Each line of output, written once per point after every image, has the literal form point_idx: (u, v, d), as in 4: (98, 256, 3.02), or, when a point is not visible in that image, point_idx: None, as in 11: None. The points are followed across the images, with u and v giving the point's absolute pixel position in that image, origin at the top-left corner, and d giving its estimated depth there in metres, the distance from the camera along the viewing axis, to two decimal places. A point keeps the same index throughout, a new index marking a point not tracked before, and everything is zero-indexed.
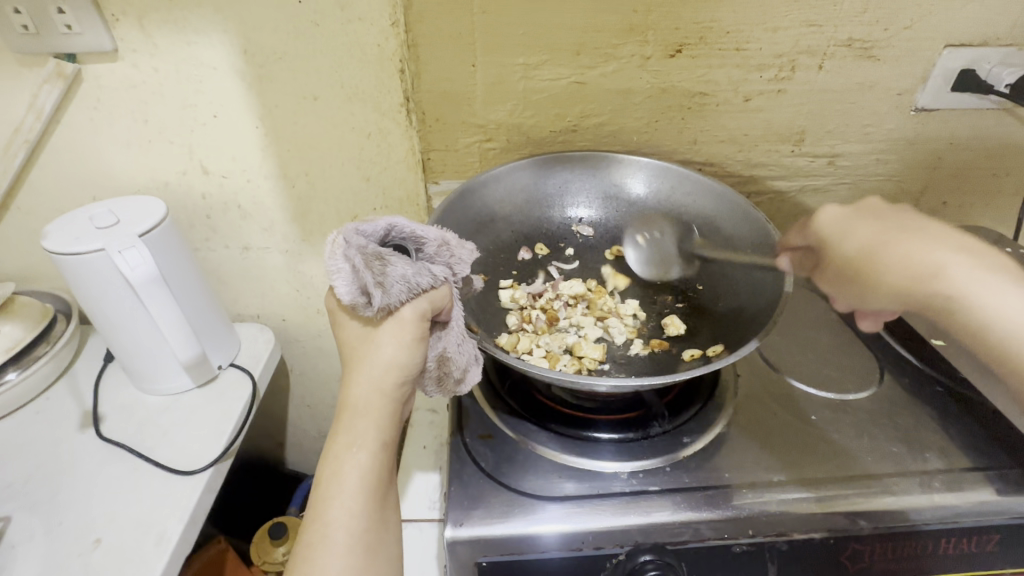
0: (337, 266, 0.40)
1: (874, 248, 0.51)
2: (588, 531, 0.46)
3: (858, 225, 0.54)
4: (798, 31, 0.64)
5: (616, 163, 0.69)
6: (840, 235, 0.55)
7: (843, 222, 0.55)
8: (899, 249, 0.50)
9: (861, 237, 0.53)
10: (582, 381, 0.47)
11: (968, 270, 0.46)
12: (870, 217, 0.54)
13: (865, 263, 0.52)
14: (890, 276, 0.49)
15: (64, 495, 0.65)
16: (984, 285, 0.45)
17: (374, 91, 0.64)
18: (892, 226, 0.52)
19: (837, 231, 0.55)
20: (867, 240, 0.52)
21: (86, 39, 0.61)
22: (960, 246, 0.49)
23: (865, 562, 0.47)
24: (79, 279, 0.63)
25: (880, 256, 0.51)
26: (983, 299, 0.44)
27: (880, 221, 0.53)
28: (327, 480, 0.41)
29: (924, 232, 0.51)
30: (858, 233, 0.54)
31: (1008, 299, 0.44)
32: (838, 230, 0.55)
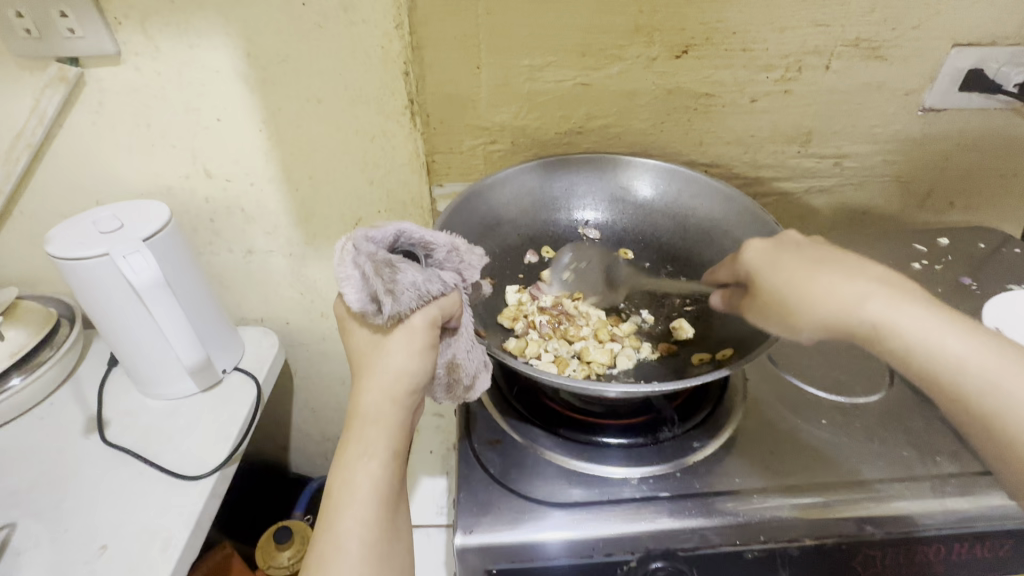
0: (346, 273, 0.40)
1: (791, 280, 0.45)
2: (599, 538, 0.45)
3: (778, 256, 0.47)
4: (805, 32, 0.64)
5: (623, 165, 0.69)
6: (760, 268, 0.48)
7: (766, 252, 0.48)
8: (822, 284, 0.44)
9: (775, 270, 0.47)
10: (592, 388, 0.46)
11: (894, 300, 0.43)
12: (788, 246, 0.48)
13: (792, 301, 0.45)
14: (820, 311, 0.43)
15: (69, 501, 0.65)
16: (913, 314, 0.42)
17: (379, 94, 0.64)
18: (809, 254, 0.46)
19: (760, 265, 0.48)
20: (788, 274, 0.46)
21: (89, 42, 0.61)
22: (875, 272, 0.45)
23: (876, 567, 0.47)
24: (82, 283, 0.63)
25: (803, 290, 0.45)
26: (906, 333, 0.42)
27: (796, 252, 0.47)
28: (338, 488, 0.41)
29: (839, 264, 0.45)
30: (782, 262, 0.47)
31: (938, 331, 0.41)
32: (760, 263, 0.48)
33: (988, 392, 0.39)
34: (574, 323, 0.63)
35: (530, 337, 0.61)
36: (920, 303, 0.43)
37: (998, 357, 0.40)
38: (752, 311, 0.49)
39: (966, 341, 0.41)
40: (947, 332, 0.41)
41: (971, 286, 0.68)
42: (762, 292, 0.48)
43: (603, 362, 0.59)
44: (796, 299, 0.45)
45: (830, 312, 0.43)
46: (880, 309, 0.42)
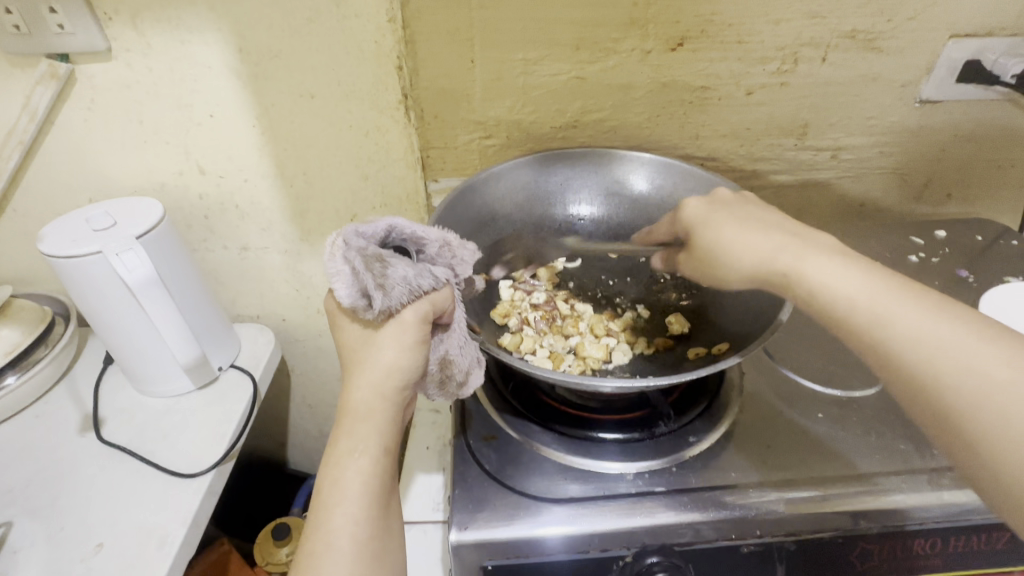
0: (336, 268, 0.39)
1: (715, 236, 0.49)
2: (595, 533, 0.45)
3: (709, 210, 0.52)
4: (801, 23, 0.64)
5: (618, 159, 0.69)
6: (691, 219, 0.53)
7: (701, 210, 0.52)
8: (733, 231, 0.49)
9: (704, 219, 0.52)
10: (586, 382, 0.46)
11: (804, 252, 0.45)
12: (723, 206, 0.52)
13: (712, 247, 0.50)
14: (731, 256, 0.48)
15: (64, 501, 0.65)
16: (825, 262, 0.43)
17: (371, 88, 0.64)
18: (741, 207, 0.51)
19: (693, 217, 0.53)
20: (710, 224, 0.50)
21: (79, 38, 0.60)
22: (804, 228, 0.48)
23: (874, 560, 0.47)
24: (74, 281, 0.63)
25: (720, 237, 0.49)
26: (818, 281, 0.43)
27: (730, 206, 0.52)
28: (328, 486, 0.40)
29: (774, 218, 0.50)
30: (712, 218, 0.51)
31: (852, 278, 0.42)
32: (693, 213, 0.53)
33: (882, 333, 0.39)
34: (568, 319, 0.63)
35: (525, 331, 0.61)
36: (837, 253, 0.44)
37: (909, 305, 0.39)
38: (689, 264, 0.52)
39: (884, 286, 0.41)
40: (861, 277, 0.42)
41: (969, 278, 0.68)
42: (693, 242, 0.52)
43: (597, 358, 0.59)
44: (713, 247, 0.49)
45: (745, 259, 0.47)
46: (787, 254, 0.45)
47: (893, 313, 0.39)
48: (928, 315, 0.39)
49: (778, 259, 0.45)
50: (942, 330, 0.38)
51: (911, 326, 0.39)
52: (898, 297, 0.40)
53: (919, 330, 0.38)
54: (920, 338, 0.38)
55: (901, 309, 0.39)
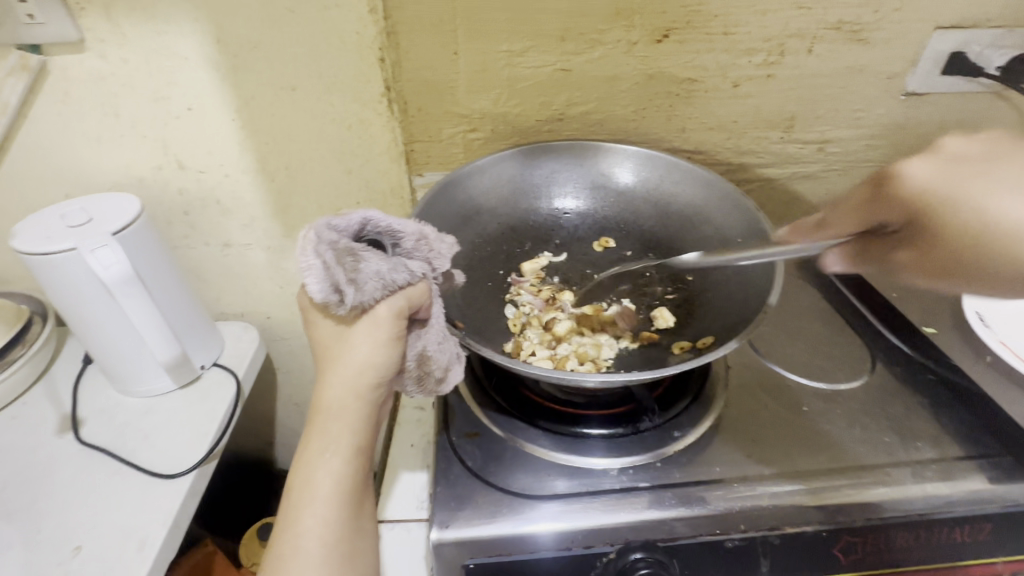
0: (308, 262, 0.38)
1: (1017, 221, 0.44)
2: (577, 530, 0.45)
3: (953, 177, 0.48)
4: (788, 14, 0.63)
5: (603, 152, 0.68)
6: (938, 194, 0.48)
7: (943, 185, 0.48)
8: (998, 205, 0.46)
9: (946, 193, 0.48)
10: (568, 377, 0.45)
11: None
12: (965, 165, 0.48)
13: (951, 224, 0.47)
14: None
15: (41, 503, 0.63)
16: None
17: (354, 81, 0.62)
18: (965, 167, 0.48)
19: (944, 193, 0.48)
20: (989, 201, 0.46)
21: (50, 29, 0.58)
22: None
23: (858, 554, 0.47)
24: (49, 278, 0.61)
25: (985, 211, 0.46)
26: None
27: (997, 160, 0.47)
28: (300, 486, 0.40)
29: (1006, 171, 0.46)
30: (956, 189, 0.47)
31: None
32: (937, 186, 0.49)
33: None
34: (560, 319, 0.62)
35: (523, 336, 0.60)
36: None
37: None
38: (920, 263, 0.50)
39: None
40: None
41: None
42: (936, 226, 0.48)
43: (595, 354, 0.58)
44: (992, 226, 0.45)
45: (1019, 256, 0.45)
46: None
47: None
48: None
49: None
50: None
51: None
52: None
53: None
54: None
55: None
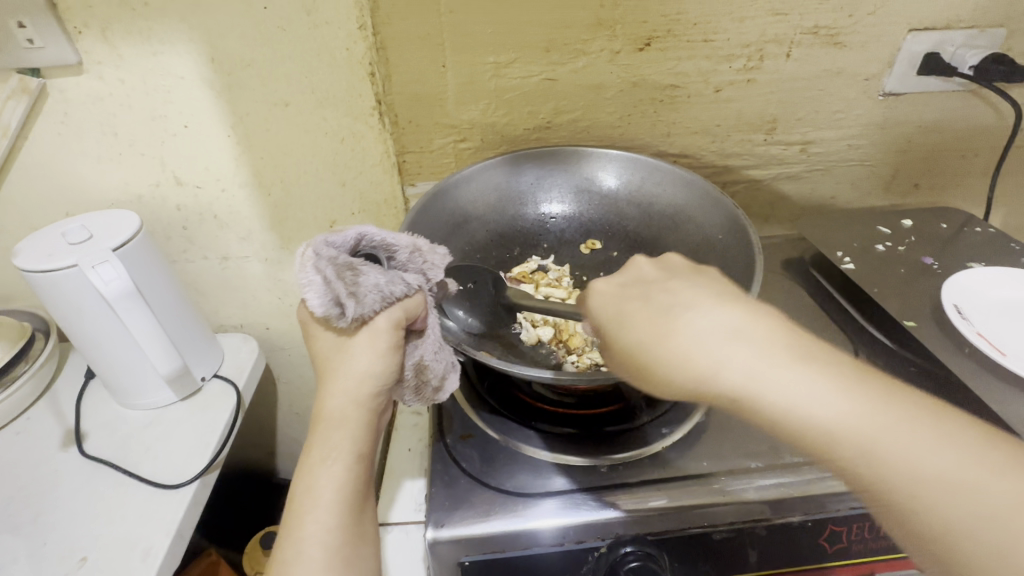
0: (308, 278, 0.39)
1: (645, 333, 0.38)
2: (570, 526, 0.46)
3: (617, 302, 0.41)
4: (764, 21, 0.65)
5: (586, 157, 0.70)
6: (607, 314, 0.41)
7: (615, 305, 0.41)
8: (675, 342, 0.36)
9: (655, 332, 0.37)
10: (562, 378, 0.46)
11: (766, 356, 0.34)
12: (637, 288, 0.42)
13: (652, 351, 0.37)
14: (671, 348, 0.36)
15: (46, 516, 0.64)
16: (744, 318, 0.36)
17: (344, 95, 0.64)
18: (667, 284, 0.41)
19: (611, 317, 0.41)
20: (645, 330, 0.38)
21: (49, 52, 0.60)
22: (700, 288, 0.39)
23: (843, 543, 0.48)
24: (52, 295, 0.62)
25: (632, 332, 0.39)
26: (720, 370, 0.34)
27: (688, 278, 0.41)
28: (301, 493, 0.41)
29: (684, 307, 0.38)
30: (629, 307, 0.40)
31: (791, 387, 0.33)
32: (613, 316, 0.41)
33: (767, 410, 0.33)
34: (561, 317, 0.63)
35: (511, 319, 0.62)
36: (720, 296, 0.38)
37: (811, 379, 0.33)
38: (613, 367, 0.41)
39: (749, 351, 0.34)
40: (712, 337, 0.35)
41: (933, 265, 0.68)
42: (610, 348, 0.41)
43: (588, 338, 0.61)
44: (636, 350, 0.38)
45: (674, 365, 0.36)
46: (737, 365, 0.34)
47: (906, 432, 0.32)
48: (901, 417, 0.33)
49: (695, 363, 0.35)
50: (870, 412, 0.32)
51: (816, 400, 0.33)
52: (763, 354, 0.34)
53: (928, 458, 0.31)
54: (851, 427, 0.32)
55: (795, 384, 0.33)
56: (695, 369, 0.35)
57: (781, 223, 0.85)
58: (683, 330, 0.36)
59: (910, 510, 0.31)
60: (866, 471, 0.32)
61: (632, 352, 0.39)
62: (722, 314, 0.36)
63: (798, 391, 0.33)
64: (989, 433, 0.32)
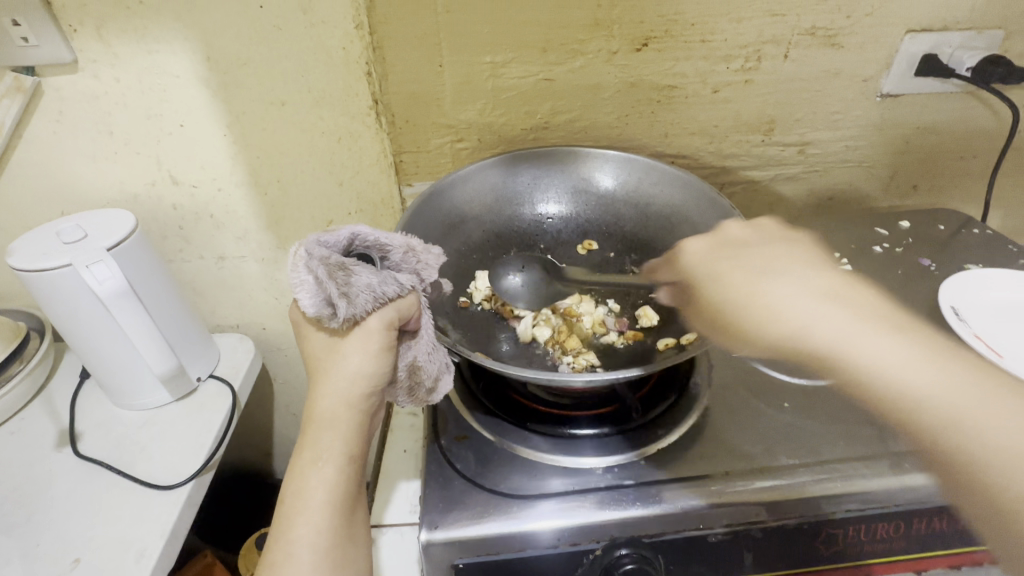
0: (300, 278, 0.39)
1: (738, 291, 0.48)
2: (565, 528, 0.46)
3: (710, 261, 0.52)
4: (761, 22, 0.65)
5: (583, 157, 0.70)
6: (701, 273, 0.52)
7: (704, 262, 0.53)
8: (772, 294, 0.47)
9: (745, 290, 0.48)
10: (557, 378, 0.46)
11: (838, 320, 0.44)
12: (733, 247, 0.53)
13: (738, 310, 0.48)
14: (765, 303, 0.47)
15: (39, 517, 0.64)
16: (824, 283, 0.47)
17: (341, 95, 0.64)
18: (750, 250, 0.52)
19: (704, 273, 0.52)
20: (724, 284, 0.50)
21: (43, 51, 0.60)
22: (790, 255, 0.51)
23: (839, 545, 0.48)
24: (47, 294, 0.62)
25: (728, 290, 0.49)
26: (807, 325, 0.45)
27: (772, 242, 0.52)
28: (292, 495, 0.41)
29: (757, 262, 0.50)
30: (716, 263, 0.52)
31: (874, 341, 0.43)
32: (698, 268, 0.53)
33: (854, 362, 0.43)
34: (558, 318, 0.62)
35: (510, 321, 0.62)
36: (808, 267, 0.49)
37: (890, 339, 0.43)
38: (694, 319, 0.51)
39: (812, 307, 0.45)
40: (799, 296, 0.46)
41: (930, 266, 0.68)
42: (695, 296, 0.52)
43: (585, 338, 0.61)
44: (727, 302, 0.48)
45: (765, 320, 0.46)
46: (800, 321, 0.45)
47: (961, 391, 0.40)
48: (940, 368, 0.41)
49: (776, 318, 0.46)
50: (910, 359, 0.42)
51: (869, 349, 0.43)
52: (821, 309, 0.45)
53: (920, 386, 0.41)
54: (892, 371, 0.42)
55: (868, 344, 0.43)
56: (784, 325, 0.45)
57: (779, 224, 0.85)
58: (770, 293, 0.47)
59: (969, 462, 0.38)
60: (902, 415, 0.41)
61: (716, 306, 0.50)
62: (794, 284, 0.47)
63: (872, 342, 0.43)
64: (1010, 386, 0.41)
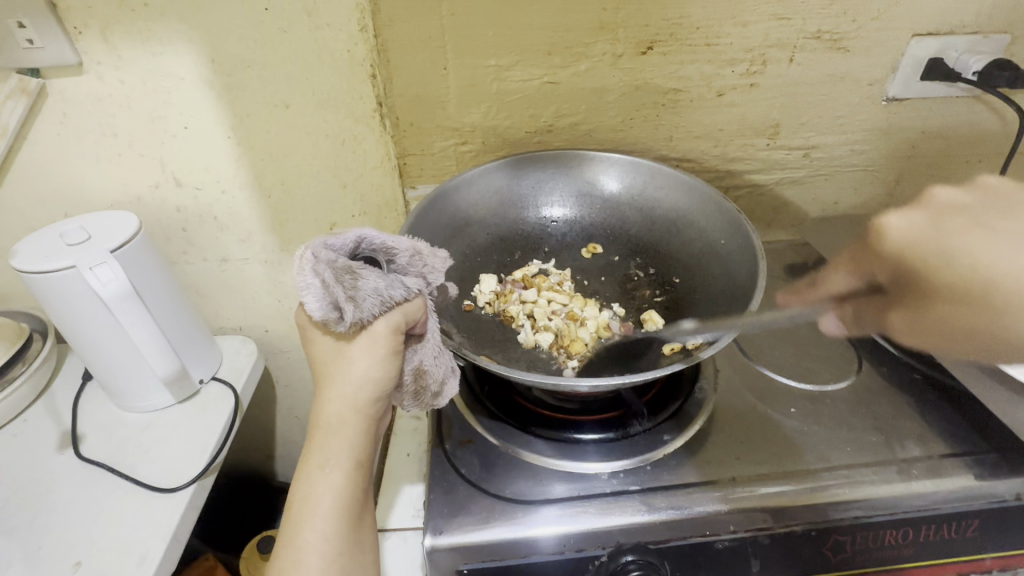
0: (306, 282, 0.39)
1: (973, 258, 0.47)
2: (571, 534, 0.45)
3: (936, 231, 0.51)
4: (767, 25, 0.65)
5: (588, 160, 0.69)
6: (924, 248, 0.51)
7: (925, 234, 0.52)
8: None
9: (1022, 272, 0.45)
10: (563, 383, 0.46)
11: None
12: (957, 216, 0.51)
13: (944, 270, 0.49)
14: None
15: (41, 520, 0.64)
16: None
17: (346, 97, 0.64)
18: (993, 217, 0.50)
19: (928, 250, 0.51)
20: (979, 258, 0.47)
21: (49, 53, 0.60)
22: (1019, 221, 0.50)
23: (847, 553, 0.47)
24: (51, 296, 0.62)
25: (979, 263, 0.47)
26: None
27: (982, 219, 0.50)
28: (299, 501, 0.40)
29: (1020, 230, 0.47)
30: (961, 233, 0.50)
31: None
32: (922, 244, 0.52)
33: None
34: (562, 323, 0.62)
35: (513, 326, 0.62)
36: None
37: None
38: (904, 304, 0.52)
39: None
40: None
41: None
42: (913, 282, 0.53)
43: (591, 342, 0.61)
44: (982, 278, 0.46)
45: None
46: None
47: None
48: None
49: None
50: None
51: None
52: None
53: None
54: None
55: None
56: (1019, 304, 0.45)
57: (783, 228, 0.84)
58: None
59: None
60: None
61: (970, 282, 0.47)
62: None
63: None
64: None
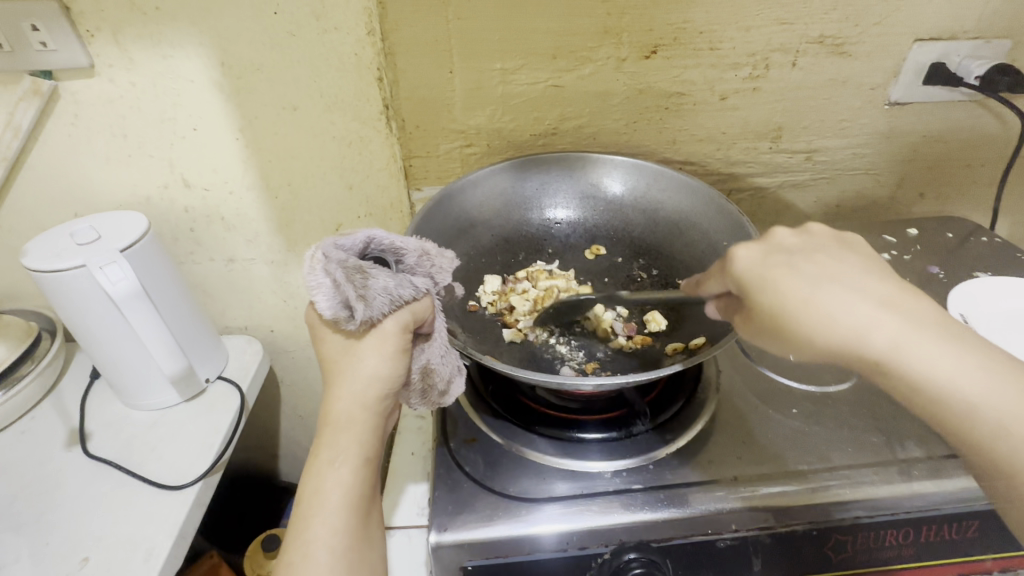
0: (317, 281, 0.40)
1: (767, 284, 0.43)
2: (574, 532, 0.46)
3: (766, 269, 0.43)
4: (770, 30, 0.65)
5: (592, 163, 0.70)
6: (753, 283, 0.44)
7: (760, 269, 0.44)
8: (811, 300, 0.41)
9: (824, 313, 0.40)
10: (566, 382, 0.46)
11: (893, 326, 0.39)
12: (783, 254, 0.44)
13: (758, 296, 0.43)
14: (812, 313, 0.40)
15: (50, 515, 0.65)
16: (874, 283, 0.41)
17: (353, 99, 0.65)
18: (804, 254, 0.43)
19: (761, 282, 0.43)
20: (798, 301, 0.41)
21: (61, 55, 0.61)
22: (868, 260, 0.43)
23: (848, 552, 0.48)
24: (61, 295, 0.63)
25: (781, 303, 0.42)
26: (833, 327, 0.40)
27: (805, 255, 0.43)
28: (308, 497, 0.41)
29: (811, 266, 0.42)
30: (777, 276, 0.43)
31: (937, 355, 0.38)
32: (754, 282, 0.44)
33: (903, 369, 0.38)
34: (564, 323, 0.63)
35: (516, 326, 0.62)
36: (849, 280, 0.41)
37: (947, 348, 0.38)
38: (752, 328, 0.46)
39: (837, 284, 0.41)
40: (847, 296, 0.40)
41: (940, 274, 0.71)
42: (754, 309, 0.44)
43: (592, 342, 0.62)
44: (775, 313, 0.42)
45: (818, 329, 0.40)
46: (849, 314, 0.40)
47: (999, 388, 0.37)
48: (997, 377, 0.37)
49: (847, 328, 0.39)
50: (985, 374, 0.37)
51: (925, 355, 0.38)
52: (873, 308, 0.40)
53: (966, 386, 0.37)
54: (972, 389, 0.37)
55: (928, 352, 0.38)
56: (837, 332, 0.40)
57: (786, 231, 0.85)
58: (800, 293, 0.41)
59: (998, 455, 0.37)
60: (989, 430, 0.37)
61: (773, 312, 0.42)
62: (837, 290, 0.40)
63: (932, 354, 0.38)
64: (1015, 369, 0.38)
